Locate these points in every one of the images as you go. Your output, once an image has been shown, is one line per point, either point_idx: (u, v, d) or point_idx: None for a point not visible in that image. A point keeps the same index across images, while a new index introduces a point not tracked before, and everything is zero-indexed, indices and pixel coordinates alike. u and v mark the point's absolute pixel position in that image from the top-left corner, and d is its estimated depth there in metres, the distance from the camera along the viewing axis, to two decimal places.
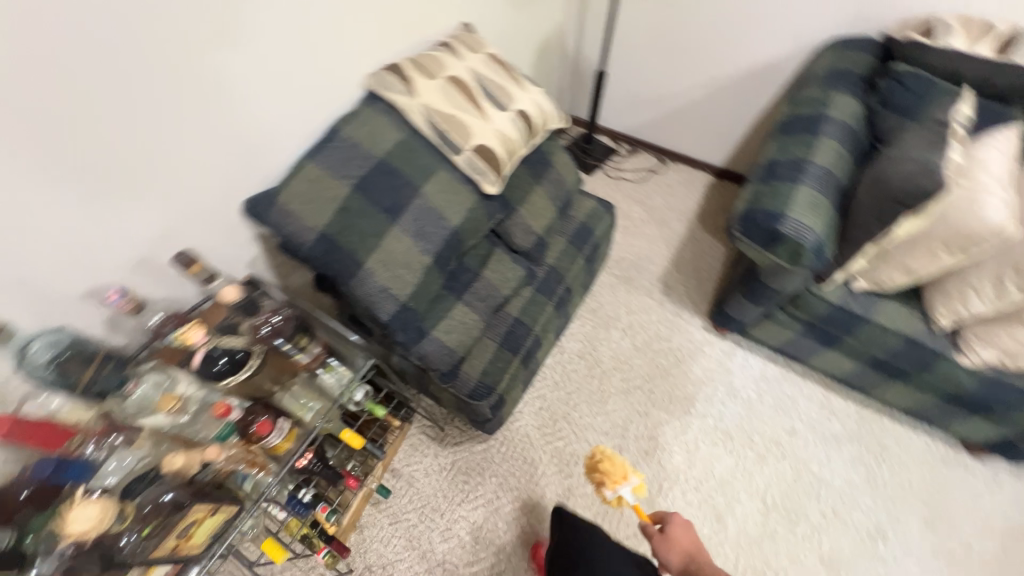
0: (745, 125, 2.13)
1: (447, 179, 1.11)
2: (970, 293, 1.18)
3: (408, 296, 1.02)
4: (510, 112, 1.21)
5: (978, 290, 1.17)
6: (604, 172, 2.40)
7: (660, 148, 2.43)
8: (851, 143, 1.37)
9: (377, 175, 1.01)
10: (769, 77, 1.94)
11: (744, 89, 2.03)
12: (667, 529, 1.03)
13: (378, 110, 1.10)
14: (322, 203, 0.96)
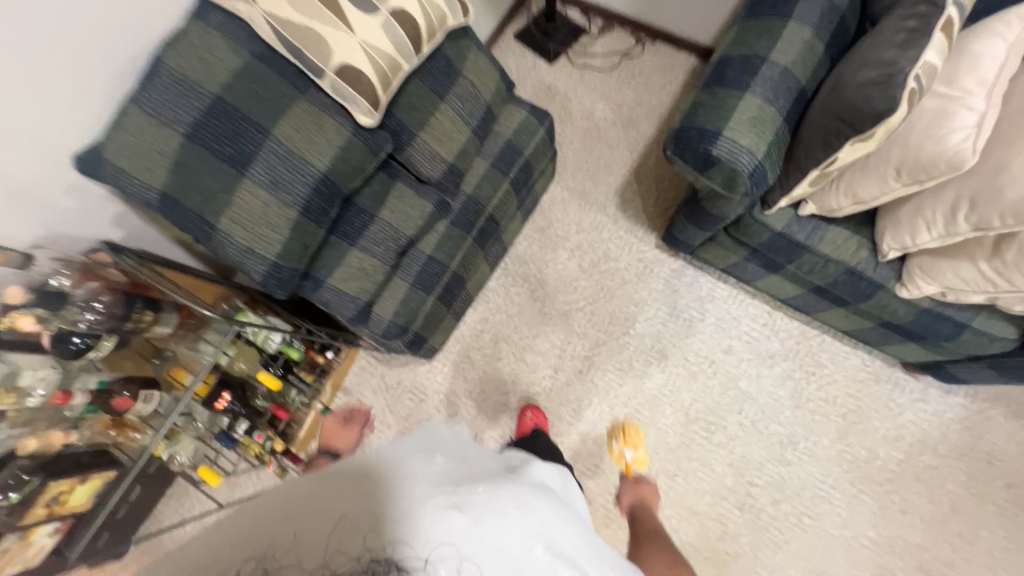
0: None
1: (307, 114, 0.95)
2: (920, 226, 1.01)
3: (278, 255, 0.95)
4: (384, 15, 0.98)
5: (928, 223, 1.00)
6: (568, 58, 2.06)
7: (637, 23, 2.05)
8: (830, 29, 1.08)
9: (211, 118, 0.87)
10: None
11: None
12: (641, 486, 1.43)
13: (210, 27, 0.90)
14: (154, 158, 0.85)
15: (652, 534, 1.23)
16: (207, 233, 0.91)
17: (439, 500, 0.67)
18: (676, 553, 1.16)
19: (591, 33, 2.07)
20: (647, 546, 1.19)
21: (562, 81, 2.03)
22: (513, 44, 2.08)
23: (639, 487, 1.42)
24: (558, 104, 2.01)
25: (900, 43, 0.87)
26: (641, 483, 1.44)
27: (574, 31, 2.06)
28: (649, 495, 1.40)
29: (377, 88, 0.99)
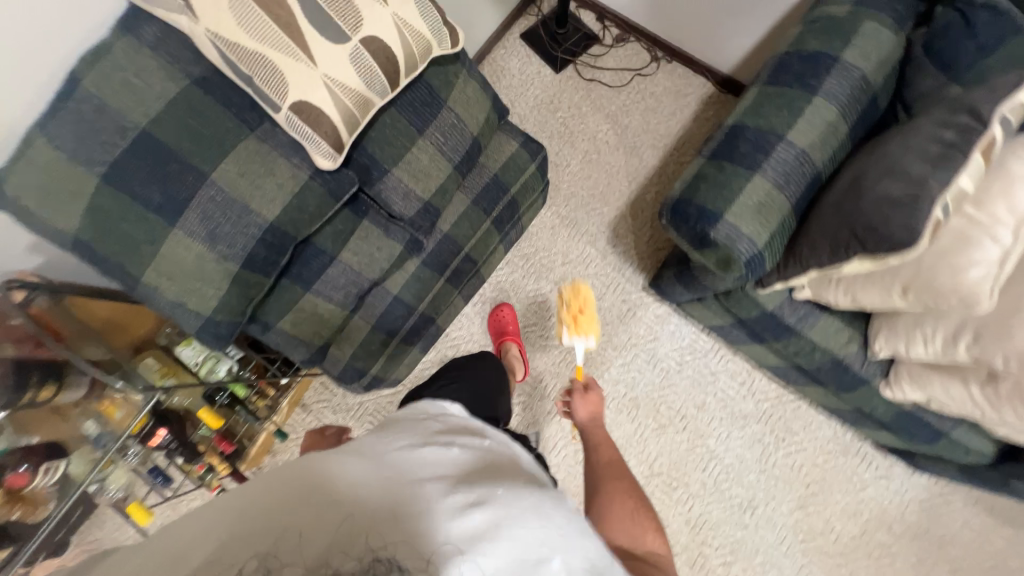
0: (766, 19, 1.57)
1: (254, 155, 0.82)
2: (916, 340, 0.94)
3: (213, 310, 0.85)
4: (353, 43, 0.83)
5: (926, 338, 0.93)
6: (576, 67, 1.89)
7: (653, 36, 1.88)
8: (857, 110, 0.97)
9: (135, 158, 0.74)
10: None
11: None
12: (579, 400, 1.04)
13: (139, 43, 0.76)
14: (63, 201, 0.73)
15: (610, 473, 0.88)
16: (129, 285, 0.79)
17: (456, 495, 0.57)
18: (642, 498, 0.84)
19: (604, 42, 1.90)
20: (609, 488, 0.85)
21: (566, 94, 1.87)
22: (517, 45, 1.91)
23: (585, 399, 1.02)
24: (558, 118, 1.86)
25: (934, 156, 0.78)
26: (588, 392, 1.05)
27: (585, 38, 1.89)
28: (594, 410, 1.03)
29: (340, 128, 0.86)
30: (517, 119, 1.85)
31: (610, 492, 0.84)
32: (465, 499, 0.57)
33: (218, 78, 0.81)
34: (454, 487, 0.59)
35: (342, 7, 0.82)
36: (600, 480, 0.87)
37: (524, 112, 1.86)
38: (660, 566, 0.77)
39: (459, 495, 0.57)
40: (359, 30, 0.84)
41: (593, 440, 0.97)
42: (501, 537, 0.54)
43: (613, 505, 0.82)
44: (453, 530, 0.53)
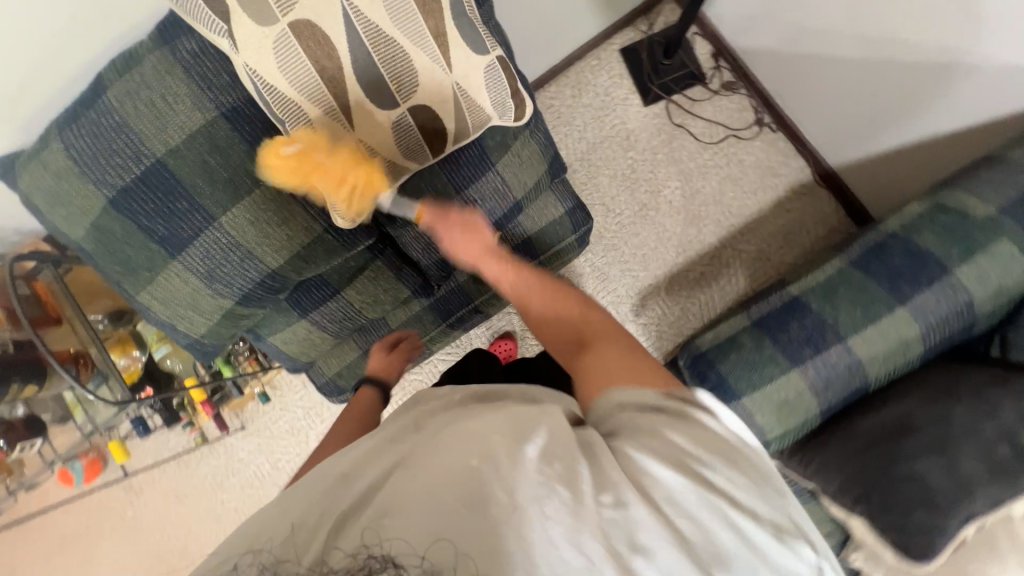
0: (901, 142, 1.32)
1: (270, 202, 0.77)
2: None
3: (203, 333, 0.86)
4: (402, 112, 0.74)
5: None
6: (668, 106, 1.67)
7: (766, 96, 1.62)
8: (943, 334, 0.82)
9: (146, 188, 0.70)
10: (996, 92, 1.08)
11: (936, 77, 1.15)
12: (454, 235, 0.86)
13: (174, 61, 0.69)
14: (71, 212, 0.71)
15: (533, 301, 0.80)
16: (127, 297, 0.80)
17: (444, 454, 0.48)
18: (573, 300, 0.77)
19: (708, 86, 1.66)
20: (541, 324, 0.79)
21: (646, 133, 1.67)
22: (612, 59, 1.69)
23: (450, 230, 0.84)
24: (629, 157, 1.67)
25: (996, 460, 0.71)
26: (447, 217, 0.86)
27: (689, 76, 1.64)
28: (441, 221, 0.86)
29: None
30: (583, 146, 1.68)
31: (542, 314, 0.78)
32: (454, 456, 0.47)
33: (250, 112, 0.73)
34: (439, 444, 0.49)
35: (399, 70, 0.72)
36: (523, 297, 0.81)
37: (594, 140, 1.68)
38: (613, 359, 0.64)
39: (444, 452, 0.48)
40: (413, 97, 0.74)
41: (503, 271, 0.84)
42: (502, 494, 0.44)
43: (550, 323, 0.77)
44: (446, 499, 0.44)
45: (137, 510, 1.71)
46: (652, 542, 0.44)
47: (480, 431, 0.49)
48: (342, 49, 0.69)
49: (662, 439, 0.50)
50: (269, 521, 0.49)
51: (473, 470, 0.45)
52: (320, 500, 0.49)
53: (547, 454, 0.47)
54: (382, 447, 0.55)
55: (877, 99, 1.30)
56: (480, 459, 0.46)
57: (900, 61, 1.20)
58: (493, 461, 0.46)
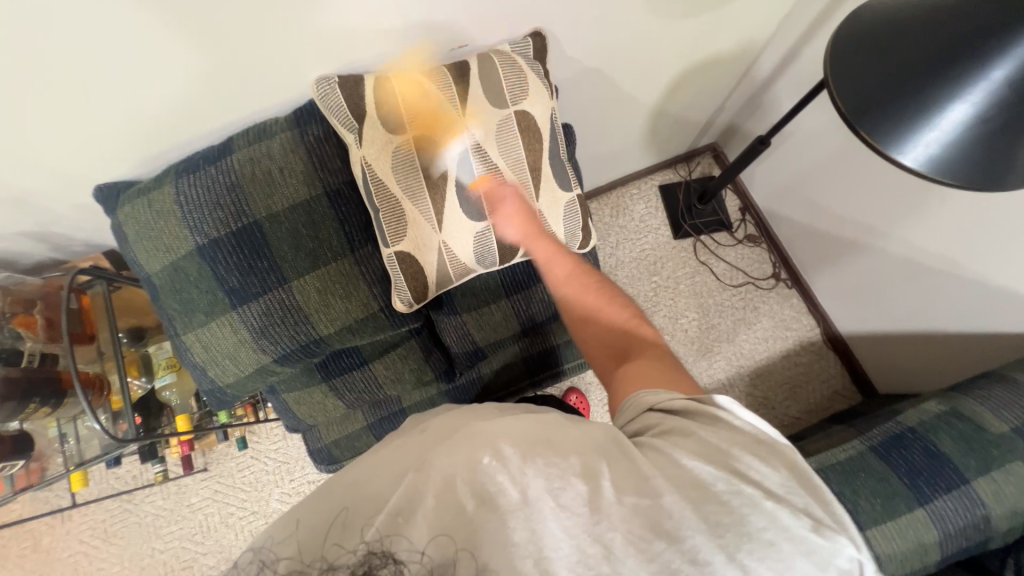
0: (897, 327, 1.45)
1: (340, 275, 0.81)
2: None
3: (229, 383, 0.84)
4: (486, 226, 0.81)
5: None
6: (695, 243, 1.81)
7: (784, 255, 1.77)
8: (960, 546, 0.82)
9: (234, 242, 0.75)
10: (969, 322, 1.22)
11: (924, 286, 1.29)
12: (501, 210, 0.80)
13: (301, 142, 0.77)
14: (157, 247, 0.75)
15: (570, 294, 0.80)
16: (171, 332, 0.80)
17: (461, 453, 0.53)
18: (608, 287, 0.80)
19: (734, 234, 1.82)
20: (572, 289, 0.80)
21: (672, 263, 1.79)
22: (651, 192, 1.85)
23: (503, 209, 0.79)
24: (653, 282, 1.78)
25: None
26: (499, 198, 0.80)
27: (718, 223, 1.81)
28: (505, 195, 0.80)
29: (430, 285, 0.83)
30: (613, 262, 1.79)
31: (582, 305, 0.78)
32: (470, 452, 0.53)
33: (350, 193, 0.80)
34: (451, 444, 0.55)
35: (494, 189, 0.80)
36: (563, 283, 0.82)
37: (624, 258, 1.79)
38: (648, 362, 0.68)
39: (461, 454, 0.53)
40: (502, 215, 0.81)
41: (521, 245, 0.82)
42: (514, 490, 0.49)
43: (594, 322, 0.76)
44: (464, 494, 0.50)
45: (54, 541, 1.52)
46: (686, 538, 0.47)
47: (497, 437, 0.55)
48: (451, 164, 0.77)
49: (681, 440, 0.54)
50: (277, 528, 0.54)
51: (490, 470, 0.51)
52: (330, 502, 0.55)
53: (553, 458, 0.53)
54: (396, 451, 0.60)
55: (877, 282, 1.44)
56: (495, 458, 0.52)
57: (897, 262, 1.34)
58: (509, 468, 0.51)
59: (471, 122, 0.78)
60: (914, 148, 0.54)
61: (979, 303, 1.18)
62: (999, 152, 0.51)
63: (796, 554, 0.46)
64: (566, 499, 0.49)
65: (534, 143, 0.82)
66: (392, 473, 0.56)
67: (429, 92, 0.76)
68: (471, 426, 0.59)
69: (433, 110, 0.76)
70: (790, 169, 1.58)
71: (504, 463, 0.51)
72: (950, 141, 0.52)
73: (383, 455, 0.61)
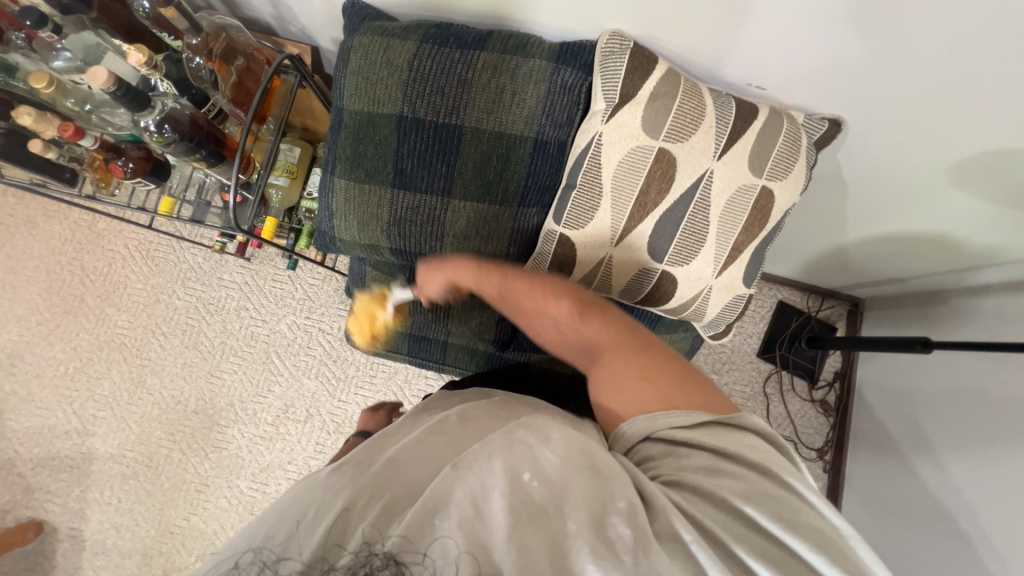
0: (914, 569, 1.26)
1: (493, 216, 0.79)
2: None
3: (343, 239, 0.83)
4: (655, 267, 0.76)
5: None
6: (773, 375, 1.61)
7: (841, 440, 1.57)
8: None
9: (433, 134, 0.74)
10: None
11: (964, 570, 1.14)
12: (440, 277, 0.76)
13: (548, 79, 0.72)
14: (368, 92, 0.74)
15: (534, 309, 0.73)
16: (327, 168, 0.80)
17: (503, 462, 0.47)
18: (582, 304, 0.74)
19: (812, 390, 1.61)
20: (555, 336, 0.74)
21: (740, 378, 1.61)
22: (768, 301, 1.63)
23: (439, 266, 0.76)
24: (708, 378, 1.61)
25: None
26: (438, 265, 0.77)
27: (807, 372, 1.60)
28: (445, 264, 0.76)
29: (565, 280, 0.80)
30: None
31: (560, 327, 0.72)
32: (507, 462, 0.47)
33: (560, 154, 0.76)
34: (496, 444, 0.49)
35: (689, 242, 0.74)
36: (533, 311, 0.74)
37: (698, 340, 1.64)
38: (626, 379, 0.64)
39: (501, 461, 0.47)
40: (676, 268, 0.76)
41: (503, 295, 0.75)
42: (560, 519, 0.45)
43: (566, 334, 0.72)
44: (500, 508, 0.44)
45: (108, 230, 1.64)
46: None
47: (539, 449, 0.49)
48: (673, 193, 0.71)
49: (718, 502, 0.50)
50: (278, 526, 0.46)
51: (528, 488, 0.46)
52: (363, 485, 0.47)
53: (597, 494, 0.47)
54: (430, 444, 0.54)
55: (925, 517, 1.26)
56: (535, 477, 0.47)
57: (960, 529, 1.16)
58: (543, 479, 0.47)
59: (718, 168, 0.71)
60: None
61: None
62: None
63: None
64: (613, 537, 0.44)
65: (754, 225, 0.75)
66: (435, 469, 0.49)
67: (704, 116, 0.69)
68: (513, 429, 0.52)
69: (695, 136, 0.69)
70: (914, 361, 1.38)
71: (540, 475, 0.47)
72: None
73: (423, 443, 0.54)
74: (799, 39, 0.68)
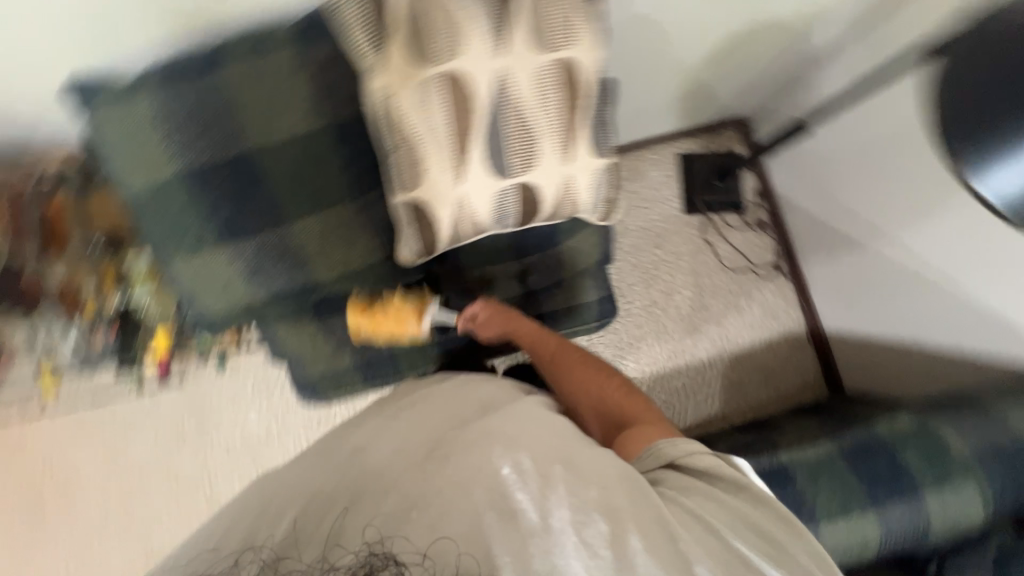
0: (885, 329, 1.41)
1: (340, 222, 0.76)
2: None
3: (221, 313, 0.79)
4: (508, 184, 0.75)
5: None
6: (704, 222, 1.67)
7: (787, 246, 1.66)
8: (899, 547, 0.90)
9: (228, 172, 0.68)
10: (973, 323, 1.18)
11: (929, 303, 1.25)
12: (483, 326, 0.92)
13: (305, 59, 0.67)
14: (137, 164, 0.66)
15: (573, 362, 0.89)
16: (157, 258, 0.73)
17: (485, 455, 0.55)
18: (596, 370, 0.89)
19: (744, 217, 1.67)
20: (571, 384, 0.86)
21: (678, 241, 1.65)
22: (669, 160, 1.65)
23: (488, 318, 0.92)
24: (653, 255, 1.64)
25: None
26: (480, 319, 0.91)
27: (731, 203, 1.65)
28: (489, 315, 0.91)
29: (437, 239, 0.78)
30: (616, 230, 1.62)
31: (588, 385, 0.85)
32: (488, 456, 0.55)
33: (363, 127, 0.72)
34: (465, 446, 0.57)
35: (523, 147, 0.73)
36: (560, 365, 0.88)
37: (629, 227, 1.64)
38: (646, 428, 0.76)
39: (487, 457, 0.54)
40: (529, 176, 0.75)
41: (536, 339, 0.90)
42: (535, 514, 0.50)
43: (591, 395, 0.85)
44: (483, 496, 0.51)
45: None
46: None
47: (517, 446, 0.57)
48: (480, 109, 0.69)
49: (707, 503, 0.60)
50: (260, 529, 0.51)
51: (506, 480, 0.53)
52: (333, 484, 0.56)
53: (578, 482, 0.55)
54: (395, 436, 0.64)
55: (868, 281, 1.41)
56: (513, 471, 0.54)
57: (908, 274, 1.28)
58: (530, 493, 0.52)
59: (507, 63, 0.69)
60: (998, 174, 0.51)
61: (989, 328, 1.16)
62: None
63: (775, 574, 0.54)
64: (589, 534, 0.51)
65: (571, 101, 0.74)
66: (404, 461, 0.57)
67: (464, 19, 0.66)
68: (484, 428, 0.61)
69: (467, 43, 0.66)
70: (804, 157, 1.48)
71: (522, 480, 0.53)
72: None
73: (388, 439, 0.63)
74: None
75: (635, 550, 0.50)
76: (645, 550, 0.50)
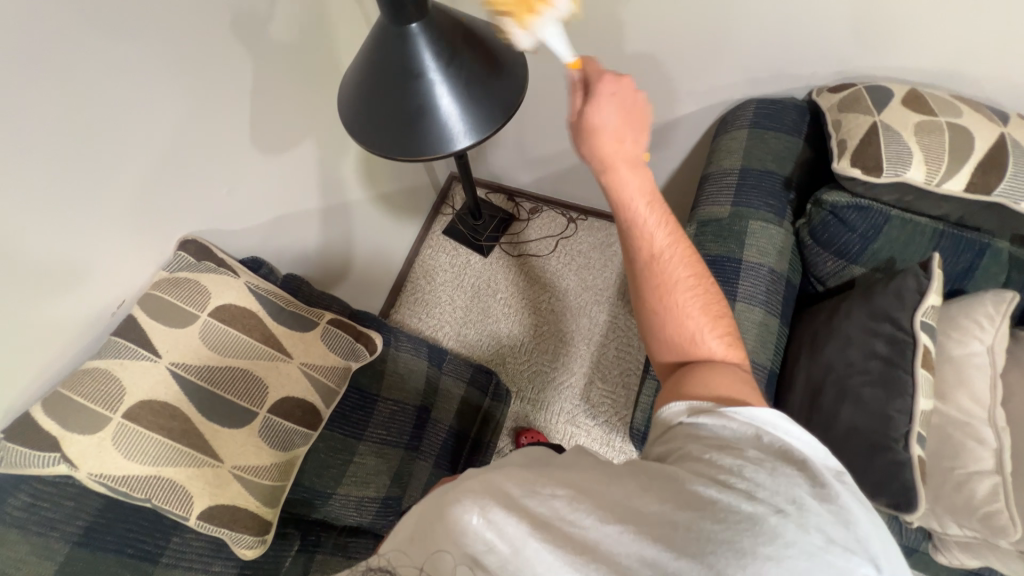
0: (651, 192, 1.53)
1: None
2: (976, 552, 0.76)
3: None
4: (262, 417, 0.78)
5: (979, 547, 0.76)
6: (503, 247, 1.97)
7: (563, 201, 2.00)
8: (780, 299, 0.96)
9: None
10: (670, 140, 1.33)
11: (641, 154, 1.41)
12: (591, 107, 0.62)
13: (6, 525, 0.65)
14: None
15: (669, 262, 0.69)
16: None
17: (465, 500, 0.48)
18: (710, 296, 0.70)
19: (520, 217, 2.02)
20: (662, 299, 0.68)
21: (500, 275, 1.92)
22: (442, 241, 1.99)
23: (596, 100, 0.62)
24: (500, 299, 1.88)
25: (879, 378, 0.75)
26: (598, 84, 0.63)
27: (503, 220, 1.99)
28: (603, 86, 0.62)
29: (260, 510, 0.76)
30: (460, 313, 1.87)
31: (677, 302, 0.68)
32: (457, 505, 0.48)
33: (119, 503, 0.72)
34: (448, 501, 0.49)
35: (246, 385, 0.78)
36: (663, 286, 0.68)
37: (466, 304, 1.88)
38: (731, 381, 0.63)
39: (459, 503, 0.47)
40: (269, 397, 0.80)
41: (639, 208, 0.66)
42: (502, 542, 0.45)
43: (668, 322, 0.68)
44: (452, 550, 0.46)
45: None
46: (687, 565, 0.42)
47: (492, 488, 0.49)
48: (185, 403, 0.73)
49: (691, 461, 0.52)
50: None
51: (478, 528, 0.46)
52: None
53: (549, 482, 0.50)
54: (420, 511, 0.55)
55: None
56: (483, 516, 0.46)
57: None
58: (502, 527, 0.46)
59: (172, 356, 0.75)
60: (458, 135, 0.61)
61: (677, 138, 1.33)
62: (487, 82, 0.61)
63: (773, 544, 0.43)
64: (565, 531, 0.46)
65: (251, 324, 0.82)
66: (418, 521, 0.52)
67: (108, 367, 0.71)
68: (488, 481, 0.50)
69: (127, 379, 0.71)
70: None
71: (494, 520, 0.46)
72: (458, 104, 0.60)
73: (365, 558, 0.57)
74: (82, 271, 0.75)
75: (598, 530, 0.46)
76: (605, 519, 0.46)
